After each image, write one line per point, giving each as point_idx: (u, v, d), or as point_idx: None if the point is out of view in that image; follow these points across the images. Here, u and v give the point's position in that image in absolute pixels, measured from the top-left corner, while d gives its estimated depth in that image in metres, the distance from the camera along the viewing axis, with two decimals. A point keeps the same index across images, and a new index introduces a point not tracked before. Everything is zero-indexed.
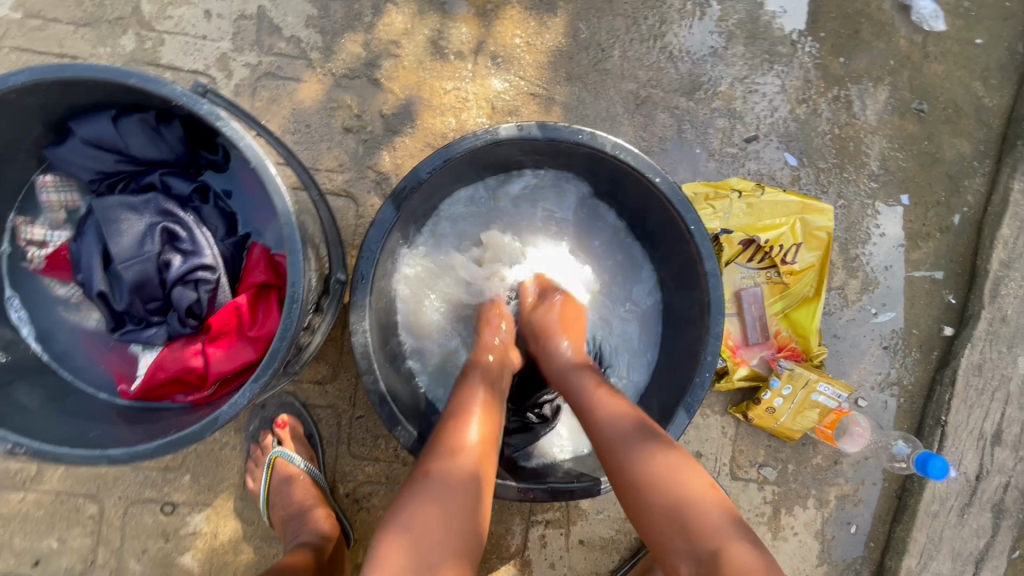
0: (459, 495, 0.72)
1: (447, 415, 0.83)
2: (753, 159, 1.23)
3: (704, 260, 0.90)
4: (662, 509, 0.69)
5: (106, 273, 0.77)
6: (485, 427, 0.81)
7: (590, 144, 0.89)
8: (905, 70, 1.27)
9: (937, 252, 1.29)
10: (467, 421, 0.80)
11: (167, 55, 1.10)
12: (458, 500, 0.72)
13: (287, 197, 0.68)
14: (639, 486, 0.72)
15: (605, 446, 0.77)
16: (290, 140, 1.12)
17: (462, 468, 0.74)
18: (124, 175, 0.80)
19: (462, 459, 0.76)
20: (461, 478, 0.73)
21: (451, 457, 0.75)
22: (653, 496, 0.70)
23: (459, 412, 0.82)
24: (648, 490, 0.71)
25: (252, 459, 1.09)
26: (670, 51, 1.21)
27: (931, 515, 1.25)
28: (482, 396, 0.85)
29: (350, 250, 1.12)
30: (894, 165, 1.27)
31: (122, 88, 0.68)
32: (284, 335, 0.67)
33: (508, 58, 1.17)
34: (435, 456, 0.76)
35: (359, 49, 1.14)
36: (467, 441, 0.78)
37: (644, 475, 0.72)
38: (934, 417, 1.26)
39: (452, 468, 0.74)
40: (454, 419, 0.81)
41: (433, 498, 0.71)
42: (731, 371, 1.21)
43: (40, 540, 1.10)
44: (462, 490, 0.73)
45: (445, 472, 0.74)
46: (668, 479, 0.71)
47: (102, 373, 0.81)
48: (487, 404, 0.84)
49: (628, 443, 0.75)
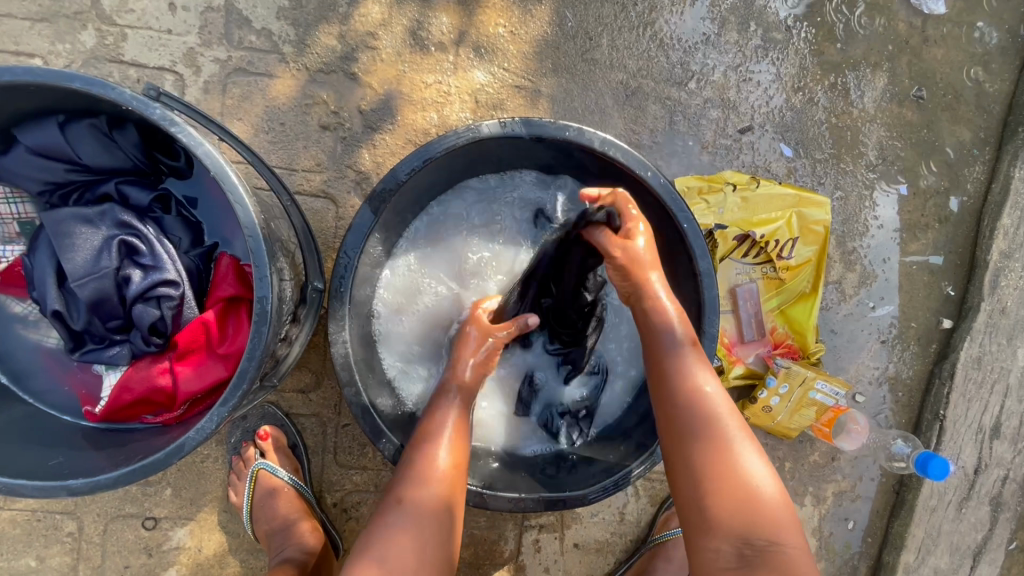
0: (431, 522, 0.71)
1: (420, 434, 0.78)
2: (747, 151, 1.18)
3: (698, 259, 0.86)
4: (726, 495, 0.66)
5: (62, 291, 0.73)
6: (457, 449, 0.77)
7: (577, 140, 0.85)
8: (904, 55, 1.23)
9: (936, 243, 1.26)
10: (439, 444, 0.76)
11: (131, 51, 1.04)
12: (432, 529, 0.70)
13: (251, 207, 0.63)
14: (706, 468, 0.68)
15: (679, 411, 0.72)
16: (264, 139, 1.06)
17: (433, 495, 0.72)
18: (78, 185, 0.75)
19: (431, 486, 0.73)
20: (431, 509, 0.71)
21: (420, 484, 0.72)
22: (712, 488, 0.67)
23: (428, 431, 0.78)
24: (711, 475, 0.67)
25: (234, 472, 1.06)
26: (661, 40, 1.16)
27: (929, 510, 1.24)
28: (456, 416, 0.81)
29: (330, 253, 1.07)
30: (892, 154, 1.23)
31: (69, 93, 0.63)
32: (253, 355, 0.63)
33: (492, 49, 1.12)
34: (404, 481, 0.73)
35: (334, 41, 1.08)
36: (437, 468, 0.74)
37: (711, 459, 0.68)
38: (932, 411, 1.24)
39: (420, 497, 0.72)
40: (426, 440, 0.77)
41: (405, 526, 0.70)
42: (727, 370, 1.17)
43: (17, 559, 1.06)
44: (432, 520, 0.71)
45: (414, 499, 0.72)
46: (734, 467, 0.67)
47: (65, 394, 0.78)
48: (460, 427, 0.80)
49: (694, 420, 0.71)
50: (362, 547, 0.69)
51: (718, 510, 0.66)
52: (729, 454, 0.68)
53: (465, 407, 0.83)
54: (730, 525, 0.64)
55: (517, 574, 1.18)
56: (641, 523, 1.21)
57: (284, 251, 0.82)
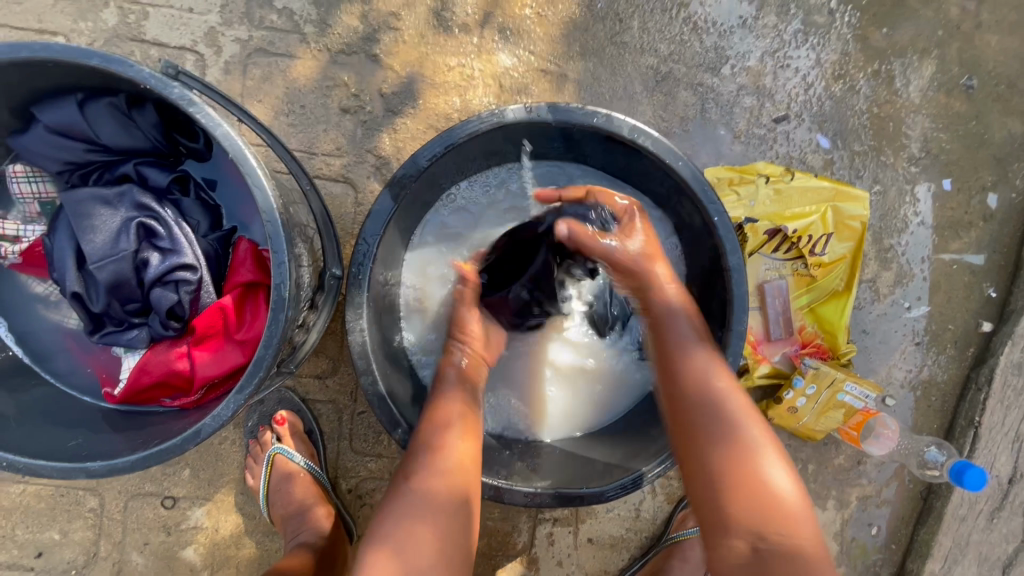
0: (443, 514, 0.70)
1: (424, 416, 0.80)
2: (782, 141, 1.13)
3: (728, 254, 0.82)
4: (735, 487, 0.65)
5: (80, 272, 0.72)
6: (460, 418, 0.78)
7: (606, 127, 0.81)
8: (954, 42, 1.16)
9: (980, 241, 1.20)
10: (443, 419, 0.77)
11: (152, 30, 1.03)
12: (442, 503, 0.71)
13: (270, 190, 0.61)
14: (722, 473, 0.66)
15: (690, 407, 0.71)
16: (284, 122, 1.05)
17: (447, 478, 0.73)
18: (98, 165, 0.75)
19: (441, 480, 0.72)
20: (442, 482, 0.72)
21: (431, 477, 0.72)
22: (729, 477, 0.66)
23: (437, 419, 0.77)
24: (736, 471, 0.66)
25: (250, 456, 1.06)
26: (695, 23, 1.11)
27: (957, 519, 1.19)
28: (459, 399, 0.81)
29: (349, 239, 1.05)
30: (937, 148, 1.17)
31: (89, 71, 0.62)
32: (271, 342, 0.62)
33: (517, 30, 1.08)
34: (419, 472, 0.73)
35: (356, 22, 1.05)
36: (444, 437, 0.76)
37: (732, 470, 0.66)
38: (967, 417, 1.19)
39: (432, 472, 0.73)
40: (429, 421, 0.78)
41: (416, 518, 0.69)
42: (753, 368, 1.13)
43: (42, 532, 1.09)
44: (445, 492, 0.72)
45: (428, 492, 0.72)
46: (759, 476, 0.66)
47: (87, 377, 0.78)
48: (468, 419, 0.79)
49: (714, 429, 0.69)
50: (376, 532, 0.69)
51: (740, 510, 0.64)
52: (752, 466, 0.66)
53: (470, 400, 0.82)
54: (739, 533, 0.63)
55: (529, 566, 1.17)
56: (658, 520, 1.19)
57: (303, 237, 0.80)
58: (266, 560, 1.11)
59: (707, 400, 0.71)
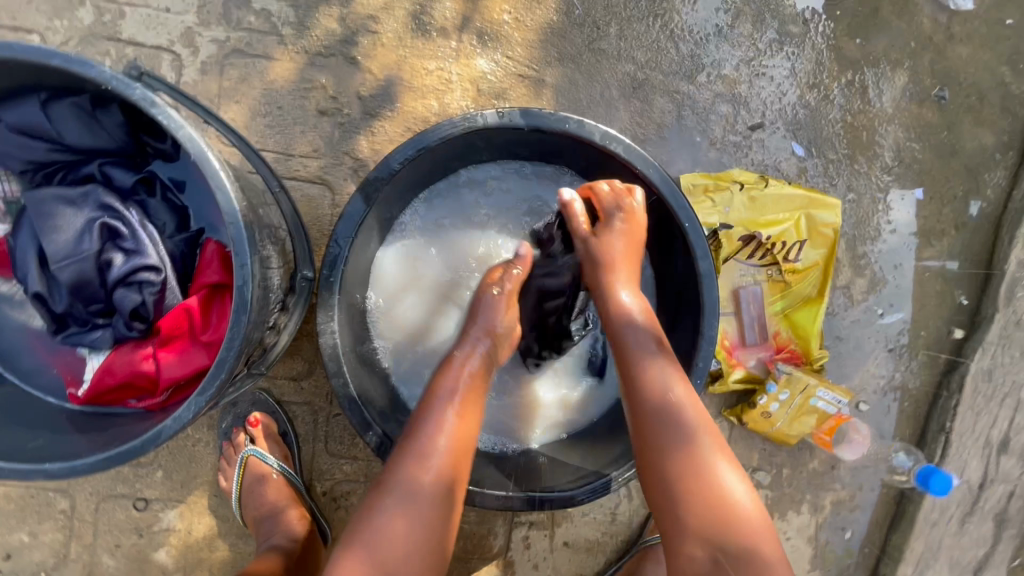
0: (428, 504, 0.69)
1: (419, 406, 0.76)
2: (757, 148, 1.15)
3: (698, 260, 0.83)
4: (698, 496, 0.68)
5: (43, 272, 0.72)
6: (458, 430, 0.74)
7: (577, 133, 0.82)
8: (927, 53, 1.17)
9: (952, 249, 1.22)
10: (443, 417, 0.74)
11: (128, 30, 1.02)
12: (430, 510, 0.69)
13: (232, 192, 0.61)
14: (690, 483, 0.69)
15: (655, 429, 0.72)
16: (261, 123, 1.05)
17: (431, 480, 0.70)
18: (61, 164, 0.74)
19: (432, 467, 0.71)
20: (429, 489, 0.70)
21: (422, 463, 0.70)
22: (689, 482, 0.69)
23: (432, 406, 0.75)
24: (686, 482, 0.69)
25: (224, 458, 1.06)
26: (671, 30, 1.12)
27: (929, 523, 1.21)
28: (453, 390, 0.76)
29: (325, 241, 1.05)
30: (910, 156, 1.19)
31: (50, 71, 0.62)
32: (232, 344, 0.62)
33: (496, 35, 1.09)
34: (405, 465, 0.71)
35: (334, 24, 1.06)
36: (438, 445, 0.72)
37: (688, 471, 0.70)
38: (938, 423, 1.20)
39: (418, 478, 0.70)
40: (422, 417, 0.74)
41: (402, 508, 0.68)
42: (727, 373, 1.14)
43: (11, 534, 1.07)
44: (433, 498, 0.70)
45: (411, 484, 0.70)
46: (709, 486, 0.69)
47: (51, 377, 0.77)
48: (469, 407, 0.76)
49: (665, 437, 0.71)
50: (359, 527, 0.68)
51: (692, 516, 0.68)
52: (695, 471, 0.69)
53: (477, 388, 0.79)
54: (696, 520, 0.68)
55: (505, 570, 1.18)
56: (633, 524, 1.20)
57: (272, 239, 0.80)
58: (240, 563, 1.10)
59: (670, 401, 0.73)
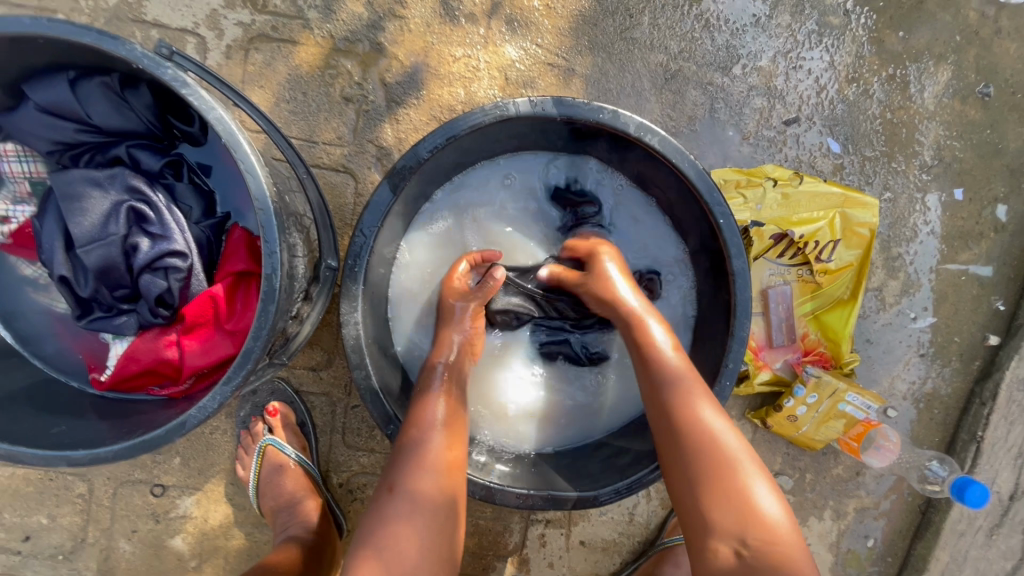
0: (430, 511, 0.68)
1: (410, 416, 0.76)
2: (792, 144, 1.11)
3: (732, 258, 0.81)
4: (726, 505, 0.65)
5: (69, 256, 0.71)
6: (449, 437, 0.74)
7: (611, 124, 0.79)
8: (972, 48, 1.13)
9: (990, 253, 1.18)
10: (433, 428, 0.74)
11: (153, 11, 1.01)
12: (428, 516, 0.68)
13: (263, 177, 0.60)
14: (718, 491, 0.66)
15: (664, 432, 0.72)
16: (285, 109, 1.03)
17: (432, 484, 0.70)
18: (88, 146, 0.73)
19: (428, 475, 0.70)
20: (429, 495, 0.69)
21: (416, 472, 0.70)
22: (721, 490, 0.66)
23: (420, 416, 0.75)
24: (708, 479, 0.66)
25: (242, 446, 1.05)
26: (707, 20, 1.08)
27: (956, 534, 1.17)
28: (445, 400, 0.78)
29: (347, 230, 1.04)
30: (950, 155, 1.15)
31: (80, 48, 0.60)
32: (259, 334, 0.60)
33: (526, 22, 1.06)
34: (404, 466, 0.71)
35: (361, 9, 1.03)
36: (432, 453, 0.72)
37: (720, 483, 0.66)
38: (969, 431, 1.17)
39: (418, 482, 0.69)
40: (416, 425, 0.74)
41: (404, 516, 0.67)
42: (753, 375, 1.11)
43: (29, 516, 1.08)
44: (432, 504, 0.69)
45: (411, 487, 0.69)
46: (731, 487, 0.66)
47: (74, 362, 0.76)
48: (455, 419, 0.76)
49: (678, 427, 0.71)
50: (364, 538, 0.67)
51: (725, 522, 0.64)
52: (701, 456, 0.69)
53: (456, 387, 0.80)
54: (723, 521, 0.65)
55: (521, 567, 1.16)
56: (651, 525, 1.18)
57: (298, 227, 0.78)
58: (255, 551, 1.09)
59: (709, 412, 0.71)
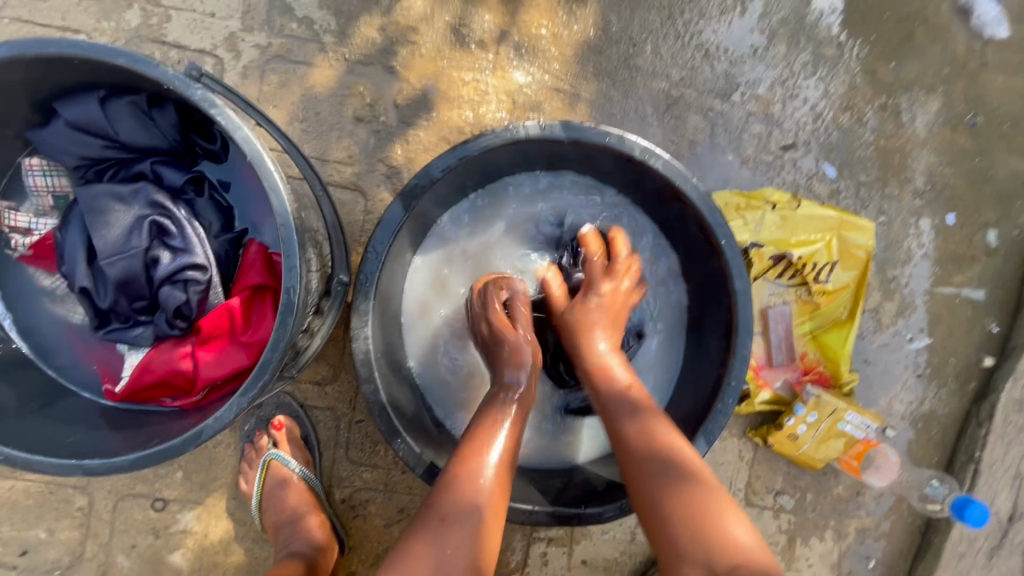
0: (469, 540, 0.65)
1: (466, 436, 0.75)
2: (790, 168, 1.14)
3: (733, 278, 0.83)
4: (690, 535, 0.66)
5: (92, 268, 0.73)
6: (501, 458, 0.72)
7: (617, 147, 0.82)
8: (960, 79, 1.18)
9: (982, 276, 1.21)
10: (487, 447, 0.72)
11: (173, 32, 1.04)
12: (469, 541, 0.65)
13: (285, 193, 0.62)
14: (684, 524, 0.66)
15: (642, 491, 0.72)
16: (298, 128, 1.06)
17: (476, 506, 0.67)
18: (113, 161, 0.75)
19: (475, 497, 0.68)
20: (473, 519, 0.66)
21: (460, 491, 0.68)
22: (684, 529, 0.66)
23: (479, 434, 0.74)
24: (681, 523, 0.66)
25: (245, 460, 1.05)
26: (706, 50, 1.13)
27: (957, 556, 1.18)
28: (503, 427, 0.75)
29: (357, 247, 1.06)
30: (942, 182, 1.18)
31: (112, 68, 0.62)
32: (277, 344, 0.62)
33: (533, 49, 1.10)
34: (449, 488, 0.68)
35: (375, 34, 1.07)
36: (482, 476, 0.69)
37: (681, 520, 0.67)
38: (967, 452, 1.18)
39: (461, 503, 0.67)
40: (471, 443, 0.73)
41: (439, 541, 0.64)
42: (754, 394, 1.13)
43: (27, 530, 1.07)
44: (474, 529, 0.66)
45: (455, 508, 0.66)
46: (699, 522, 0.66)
47: (87, 373, 0.77)
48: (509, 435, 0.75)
49: (668, 474, 0.69)
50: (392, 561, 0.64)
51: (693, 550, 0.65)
52: (710, 524, 0.66)
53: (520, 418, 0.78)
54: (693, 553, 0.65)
55: None
56: None
57: (313, 242, 0.80)
58: (254, 568, 1.09)
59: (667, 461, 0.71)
